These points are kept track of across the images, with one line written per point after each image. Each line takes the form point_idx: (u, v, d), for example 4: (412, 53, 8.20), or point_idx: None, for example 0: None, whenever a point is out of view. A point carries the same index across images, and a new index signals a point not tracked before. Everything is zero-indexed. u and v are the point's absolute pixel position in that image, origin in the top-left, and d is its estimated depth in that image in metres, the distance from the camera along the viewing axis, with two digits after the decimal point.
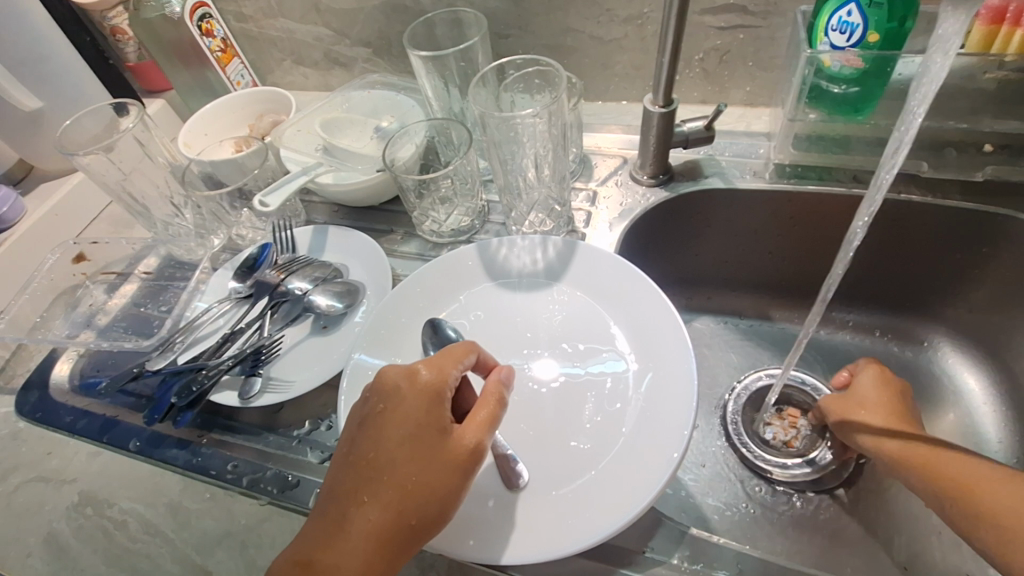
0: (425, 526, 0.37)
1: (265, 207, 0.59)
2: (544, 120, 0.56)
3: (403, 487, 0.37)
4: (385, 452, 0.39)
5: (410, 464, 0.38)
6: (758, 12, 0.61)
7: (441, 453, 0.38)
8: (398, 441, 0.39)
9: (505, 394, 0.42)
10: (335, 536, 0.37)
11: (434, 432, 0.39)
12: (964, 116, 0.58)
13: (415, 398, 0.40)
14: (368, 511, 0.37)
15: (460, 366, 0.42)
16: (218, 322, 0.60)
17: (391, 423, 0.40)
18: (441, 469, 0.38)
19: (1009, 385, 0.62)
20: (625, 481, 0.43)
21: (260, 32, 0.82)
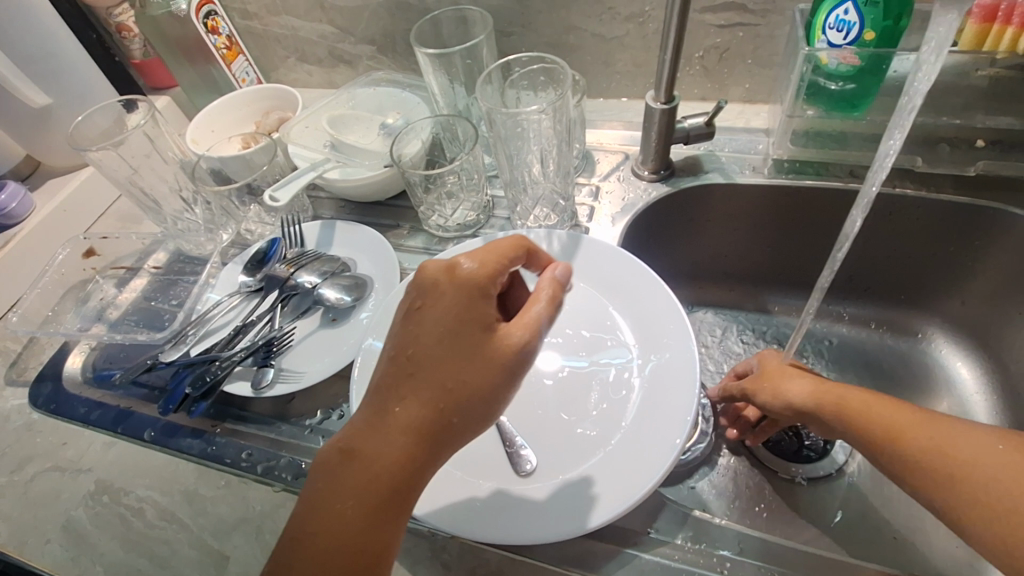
0: (466, 424, 0.39)
1: (275, 202, 0.60)
2: (549, 116, 0.57)
3: (441, 383, 0.38)
4: (425, 350, 0.39)
5: (451, 361, 0.38)
6: (757, 11, 0.62)
7: (484, 353, 0.38)
8: (438, 337, 0.39)
9: (560, 293, 0.42)
10: (376, 427, 0.38)
11: (476, 332, 0.39)
12: (957, 112, 0.59)
13: (458, 293, 0.40)
14: (406, 408, 0.38)
15: (504, 261, 0.42)
16: (229, 315, 0.61)
17: (431, 319, 0.39)
18: (483, 370, 0.38)
19: (1000, 375, 0.64)
20: (630, 460, 0.45)
21: (265, 29, 0.83)
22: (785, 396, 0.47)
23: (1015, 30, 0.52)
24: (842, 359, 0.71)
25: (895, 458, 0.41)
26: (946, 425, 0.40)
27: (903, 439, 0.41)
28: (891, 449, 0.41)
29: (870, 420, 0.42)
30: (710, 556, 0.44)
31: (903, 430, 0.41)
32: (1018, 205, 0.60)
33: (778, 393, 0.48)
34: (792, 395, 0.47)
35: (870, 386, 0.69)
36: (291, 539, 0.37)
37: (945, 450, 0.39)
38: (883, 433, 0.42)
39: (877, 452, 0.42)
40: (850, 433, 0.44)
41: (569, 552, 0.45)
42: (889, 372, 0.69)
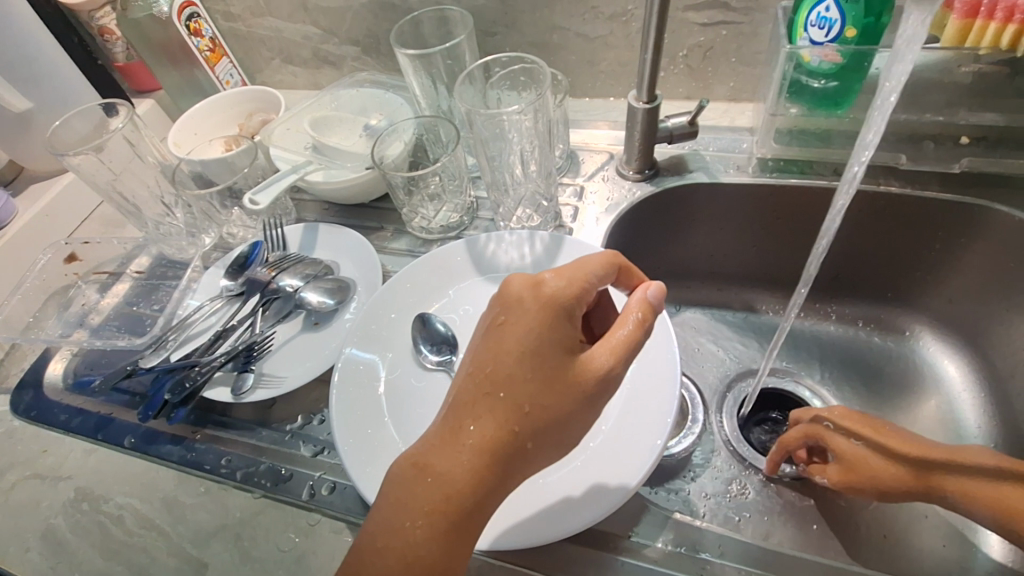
0: (544, 446, 0.38)
1: (255, 205, 0.59)
2: (530, 117, 0.57)
3: (522, 402, 0.37)
4: (505, 367, 0.38)
5: (534, 381, 0.37)
6: (740, 8, 0.62)
7: (567, 373, 0.38)
8: (519, 355, 0.38)
9: (650, 315, 0.40)
10: (450, 443, 0.37)
11: (563, 352, 0.39)
12: (940, 109, 0.59)
13: (541, 309, 0.39)
14: (482, 426, 0.37)
15: (592, 278, 0.42)
16: (210, 320, 0.60)
17: (514, 335, 0.39)
18: (568, 392, 0.38)
19: (988, 372, 0.63)
20: (612, 459, 0.45)
21: (248, 31, 0.83)
22: (871, 469, 0.45)
23: (999, 26, 0.52)
24: (828, 358, 0.71)
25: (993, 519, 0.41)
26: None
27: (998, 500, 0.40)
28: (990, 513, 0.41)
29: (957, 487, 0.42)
30: (692, 560, 0.44)
31: (999, 493, 0.41)
32: (1003, 202, 0.59)
33: (863, 465, 0.46)
34: (878, 461, 0.45)
35: (857, 384, 0.68)
36: (352, 557, 0.36)
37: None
38: (971, 495, 0.42)
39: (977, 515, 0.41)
40: (947, 496, 0.43)
41: (550, 556, 0.45)
42: (876, 370, 0.69)
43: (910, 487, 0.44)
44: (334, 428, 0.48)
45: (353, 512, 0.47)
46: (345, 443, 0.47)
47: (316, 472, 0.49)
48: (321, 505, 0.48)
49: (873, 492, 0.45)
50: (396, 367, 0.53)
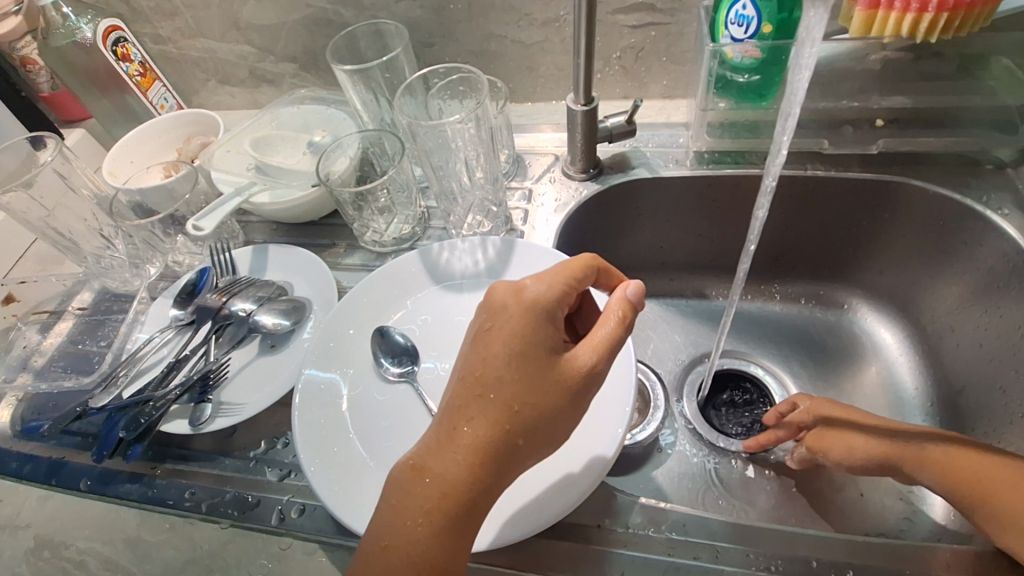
0: (537, 442, 0.39)
1: (200, 231, 0.58)
2: (472, 125, 0.58)
3: (512, 401, 0.38)
4: (493, 370, 0.39)
5: (521, 382, 0.38)
6: (665, 10, 0.64)
7: (552, 372, 0.39)
8: (505, 358, 0.39)
9: (629, 314, 0.41)
10: (444, 445, 0.38)
11: (547, 352, 0.40)
12: (855, 95, 0.64)
13: (523, 313, 0.40)
14: (473, 428, 0.38)
15: (571, 282, 0.43)
16: (162, 352, 0.59)
17: (499, 340, 0.40)
18: (554, 391, 0.39)
19: (919, 336, 0.68)
20: (578, 446, 0.47)
21: (180, 53, 0.81)
22: (846, 448, 0.50)
23: (898, 15, 0.54)
24: (776, 336, 0.75)
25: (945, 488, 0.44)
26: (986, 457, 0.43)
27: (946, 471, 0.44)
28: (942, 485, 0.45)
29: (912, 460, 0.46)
30: (659, 540, 0.46)
31: (951, 464, 0.44)
32: (918, 178, 0.64)
33: (840, 447, 0.50)
34: (851, 440, 0.50)
35: (804, 359, 0.72)
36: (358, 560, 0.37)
37: (980, 483, 0.43)
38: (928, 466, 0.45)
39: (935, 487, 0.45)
40: (912, 471, 0.46)
41: (524, 553, 0.46)
42: (820, 343, 0.73)
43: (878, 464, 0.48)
44: (301, 450, 0.48)
45: (325, 531, 0.47)
46: (310, 464, 0.47)
47: (285, 495, 0.49)
48: (291, 528, 0.47)
49: (849, 471, 0.50)
50: (357, 383, 0.53)
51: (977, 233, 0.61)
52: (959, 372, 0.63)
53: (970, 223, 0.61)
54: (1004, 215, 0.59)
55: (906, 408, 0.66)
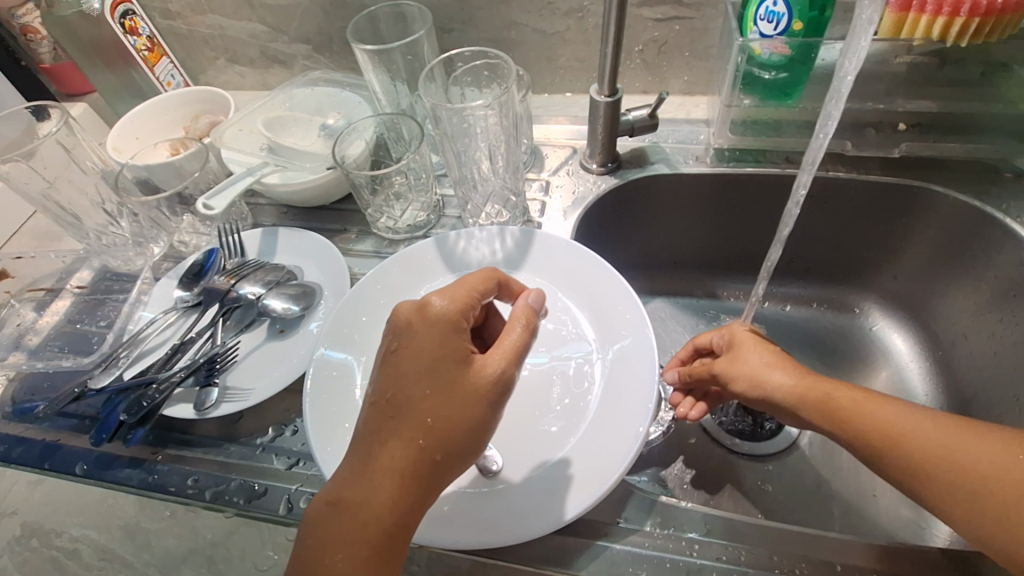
0: (457, 459, 0.38)
1: (209, 211, 0.56)
2: (495, 112, 0.57)
3: (427, 420, 0.37)
4: (406, 388, 0.38)
5: (431, 398, 0.37)
6: (690, 4, 0.64)
7: (463, 385, 0.38)
8: (416, 376, 0.38)
9: (534, 319, 0.41)
10: (360, 473, 0.36)
11: (455, 365, 0.38)
12: (880, 97, 0.63)
13: (430, 330, 0.39)
14: (390, 450, 0.37)
15: (474, 295, 0.42)
16: (165, 334, 0.57)
17: (408, 359, 0.38)
18: (467, 402, 0.37)
19: (931, 343, 0.68)
20: (600, 444, 0.46)
21: (189, 30, 0.78)
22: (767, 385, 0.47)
23: (930, 18, 0.55)
24: (788, 340, 0.74)
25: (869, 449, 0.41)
26: (938, 423, 0.40)
27: (875, 431, 0.41)
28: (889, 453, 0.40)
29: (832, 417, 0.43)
30: (679, 540, 0.45)
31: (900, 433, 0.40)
32: (939, 183, 0.64)
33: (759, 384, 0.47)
34: (769, 385, 0.47)
35: (816, 363, 0.72)
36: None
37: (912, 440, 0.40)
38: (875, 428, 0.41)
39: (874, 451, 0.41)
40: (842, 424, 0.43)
41: (539, 551, 0.45)
42: (832, 348, 0.73)
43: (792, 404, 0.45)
44: (314, 439, 0.46)
45: None
46: (324, 454, 0.45)
47: (294, 485, 0.47)
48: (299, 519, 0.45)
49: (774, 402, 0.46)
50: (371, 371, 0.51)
51: (995, 240, 0.61)
52: (970, 380, 0.63)
53: (987, 231, 0.61)
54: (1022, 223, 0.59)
55: None
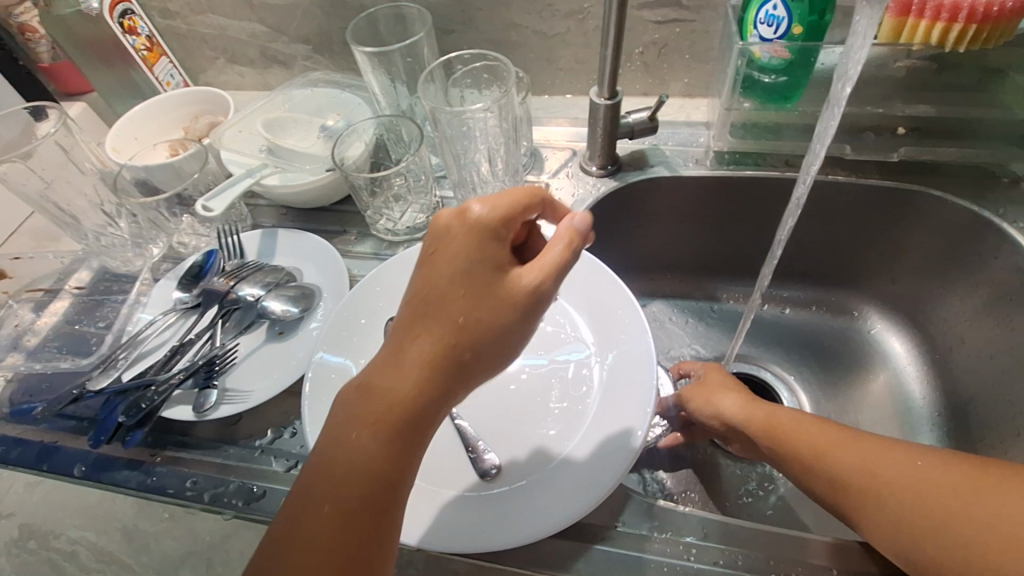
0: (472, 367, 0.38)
1: (209, 212, 0.56)
2: (494, 114, 0.57)
3: (449, 325, 0.37)
4: (441, 289, 0.38)
5: (465, 298, 0.38)
6: (691, 7, 0.64)
7: (497, 290, 0.38)
8: (451, 278, 0.38)
9: (578, 240, 0.39)
10: (389, 364, 0.37)
11: (492, 269, 0.39)
12: (879, 102, 0.63)
13: (467, 235, 0.40)
14: (418, 345, 0.37)
15: (516, 208, 0.41)
16: (165, 335, 0.56)
17: (445, 261, 0.39)
18: (500, 306, 0.38)
19: (929, 346, 0.68)
20: (598, 448, 0.46)
21: (188, 29, 0.78)
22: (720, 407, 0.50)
23: (929, 22, 0.55)
24: (786, 343, 0.74)
25: (817, 483, 0.42)
26: (896, 457, 0.40)
27: (829, 466, 0.41)
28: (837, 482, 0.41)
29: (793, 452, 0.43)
30: (676, 544, 0.45)
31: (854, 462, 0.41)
32: (939, 188, 0.64)
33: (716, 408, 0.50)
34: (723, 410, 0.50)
35: (814, 365, 0.72)
36: (298, 510, 0.35)
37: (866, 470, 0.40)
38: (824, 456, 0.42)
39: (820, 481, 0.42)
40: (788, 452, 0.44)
41: (537, 555, 0.45)
42: (830, 351, 0.73)
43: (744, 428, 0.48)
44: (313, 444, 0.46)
45: None
46: None
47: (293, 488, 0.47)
48: None
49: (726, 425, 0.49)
50: None
51: (993, 244, 0.61)
52: (967, 383, 0.63)
53: (985, 236, 0.61)
54: (1020, 228, 0.60)
55: (914, 417, 0.66)
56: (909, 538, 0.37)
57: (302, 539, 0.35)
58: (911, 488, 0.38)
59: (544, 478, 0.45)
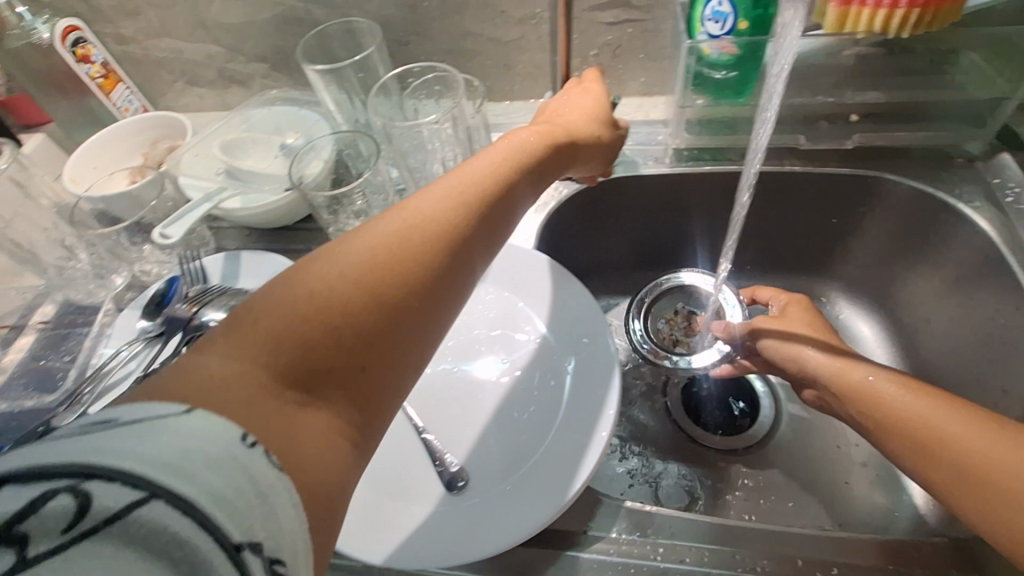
0: (489, 241, 0.38)
1: (167, 239, 0.56)
2: (448, 125, 0.58)
3: (476, 187, 0.39)
4: (565, 117, 0.54)
5: (579, 121, 0.54)
6: (642, 6, 0.64)
7: (598, 129, 0.54)
8: (593, 111, 0.55)
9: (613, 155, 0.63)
10: (461, 185, 0.39)
11: (598, 121, 0.55)
12: (830, 90, 0.64)
13: (596, 94, 0.57)
14: (432, 213, 0.36)
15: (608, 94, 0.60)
16: (130, 366, 0.56)
17: (564, 109, 0.56)
18: (593, 136, 0.54)
19: (897, 328, 0.69)
20: (564, 452, 0.46)
21: (144, 54, 0.78)
22: (799, 357, 0.50)
23: (871, 11, 0.54)
24: None
25: (883, 429, 0.43)
26: (940, 401, 0.41)
27: (897, 418, 0.42)
28: (909, 445, 0.41)
29: (832, 375, 0.47)
30: (646, 544, 0.46)
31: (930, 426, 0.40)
32: (896, 172, 0.65)
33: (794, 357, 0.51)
34: (804, 359, 0.50)
35: None
36: (238, 386, 0.27)
37: (937, 431, 0.40)
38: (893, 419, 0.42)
39: (892, 443, 0.42)
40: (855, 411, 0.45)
41: (507, 564, 0.45)
42: None
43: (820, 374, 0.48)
44: None
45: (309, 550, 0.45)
46: None
47: None
48: None
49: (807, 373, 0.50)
50: None
51: (950, 226, 0.62)
52: (934, 362, 0.64)
53: (943, 218, 0.62)
54: (975, 208, 0.60)
55: None
56: (920, 462, 0.40)
57: (239, 393, 0.26)
58: (947, 428, 0.39)
59: (512, 488, 0.45)
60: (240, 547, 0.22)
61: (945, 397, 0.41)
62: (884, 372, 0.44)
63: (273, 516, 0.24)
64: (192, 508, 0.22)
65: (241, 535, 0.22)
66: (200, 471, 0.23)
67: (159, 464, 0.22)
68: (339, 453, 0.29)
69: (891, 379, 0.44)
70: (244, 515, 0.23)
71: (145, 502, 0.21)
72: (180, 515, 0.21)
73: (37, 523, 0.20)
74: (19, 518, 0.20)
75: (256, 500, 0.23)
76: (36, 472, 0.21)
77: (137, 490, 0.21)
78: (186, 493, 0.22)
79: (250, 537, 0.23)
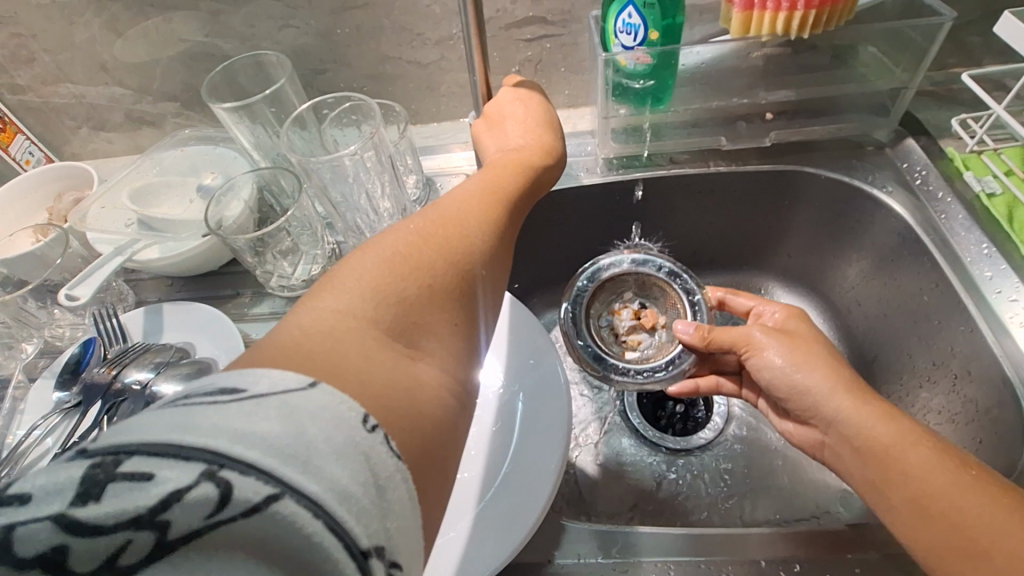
0: (517, 222, 0.41)
1: (75, 300, 0.52)
2: (367, 154, 0.57)
3: (506, 172, 0.43)
4: (515, 123, 0.50)
5: (537, 129, 0.49)
6: (557, 21, 0.64)
7: (550, 132, 0.49)
8: (539, 115, 0.50)
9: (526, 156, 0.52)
10: (478, 195, 0.39)
11: (550, 124, 0.50)
12: (743, 92, 0.65)
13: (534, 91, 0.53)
14: (460, 223, 0.36)
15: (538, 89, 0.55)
16: (48, 442, 0.51)
17: (512, 115, 0.51)
18: (547, 139, 0.48)
19: (831, 312, 0.71)
20: (527, 472, 0.46)
21: (42, 102, 0.73)
22: (823, 409, 0.46)
23: (772, 14, 0.55)
24: None
25: (917, 516, 0.40)
26: (1005, 505, 0.38)
27: (941, 509, 0.39)
28: (949, 539, 0.39)
29: (863, 436, 0.44)
30: (613, 566, 0.45)
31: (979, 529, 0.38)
32: (812, 165, 0.67)
33: (816, 404, 0.47)
34: (831, 416, 0.46)
35: None
36: (348, 336, 0.27)
37: (983, 533, 0.37)
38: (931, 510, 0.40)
39: (926, 534, 0.40)
40: (886, 492, 0.42)
41: None
42: None
43: (850, 442, 0.45)
44: None
45: None
46: None
47: None
48: None
49: (834, 430, 0.46)
50: None
51: (868, 212, 0.65)
52: (869, 341, 0.67)
53: (861, 203, 0.65)
54: (889, 192, 0.64)
55: None
56: (955, 557, 0.38)
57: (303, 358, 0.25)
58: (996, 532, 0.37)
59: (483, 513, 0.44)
60: (367, 554, 0.21)
61: (997, 490, 0.39)
62: (930, 447, 0.41)
63: (391, 513, 0.22)
64: (326, 509, 0.20)
65: (368, 540, 0.21)
66: (327, 463, 0.21)
67: (288, 455, 0.20)
68: (447, 414, 0.28)
69: (943, 463, 0.40)
70: (370, 516, 0.21)
71: (278, 498, 0.19)
72: (313, 516, 0.20)
73: (179, 514, 0.18)
74: (163, 505, 0.18)
75: (377, 498, 0.22)
76: (163, 452, 0.19)
77: (270, 485, 0.19)
78: (315, 494, 0.20)
79: (375, 540, 0.21)
